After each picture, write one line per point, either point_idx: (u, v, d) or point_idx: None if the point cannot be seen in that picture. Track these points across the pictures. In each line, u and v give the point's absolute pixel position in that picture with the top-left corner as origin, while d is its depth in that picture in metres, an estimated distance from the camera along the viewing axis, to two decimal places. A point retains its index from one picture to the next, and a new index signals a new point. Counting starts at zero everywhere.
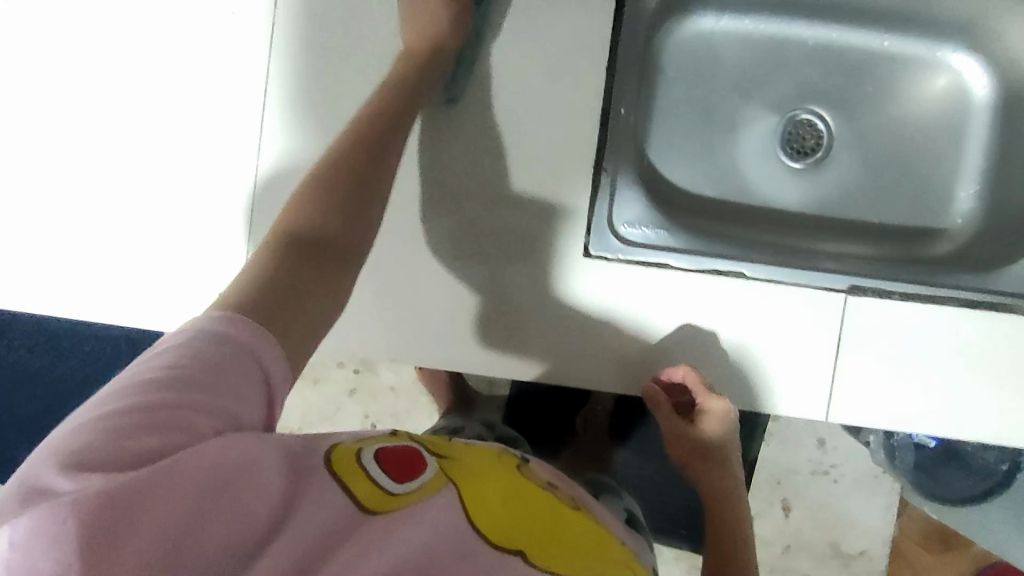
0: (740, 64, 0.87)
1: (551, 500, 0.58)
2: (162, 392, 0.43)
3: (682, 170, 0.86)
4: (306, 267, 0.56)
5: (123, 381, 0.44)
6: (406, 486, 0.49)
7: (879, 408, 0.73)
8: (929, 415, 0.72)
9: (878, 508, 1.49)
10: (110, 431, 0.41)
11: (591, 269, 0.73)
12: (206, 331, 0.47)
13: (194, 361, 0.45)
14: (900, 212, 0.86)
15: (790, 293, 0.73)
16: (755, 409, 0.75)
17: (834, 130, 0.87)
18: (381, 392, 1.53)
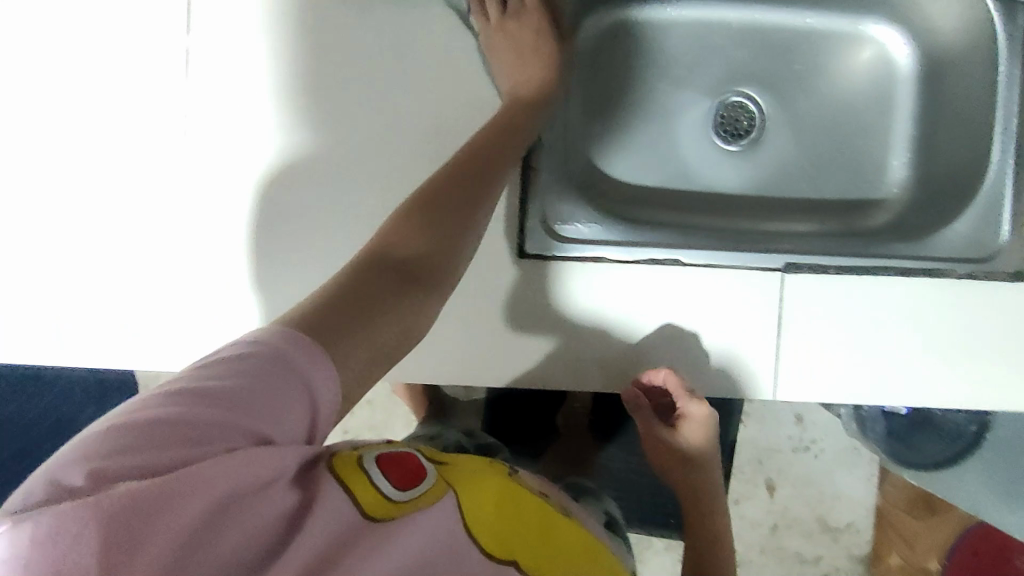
0: (668, 53, 0.87)
1: (536, 505, 0.62)
2: (199, 404, 0.43)
3: (620, 162, 0.86)
4: (377, 286, 0.54)
5: (165, 389, 0.44)
6: (405, 493, 0.51)
7: (830, 384, 0.73)
8: (880, 387, 0.73)
9: (860, 479, 1.50)
10: (134, 436, 0.41)
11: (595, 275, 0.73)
12: (256, 345, 0.46)
13: (235, 373, 0.45)
14: (838, 186, 0.86)
15: (726, 276, 0.73)
16: (706, 393, 0.75)
17: (766, 109, 0.87)
18: (357, 408, 1.54)
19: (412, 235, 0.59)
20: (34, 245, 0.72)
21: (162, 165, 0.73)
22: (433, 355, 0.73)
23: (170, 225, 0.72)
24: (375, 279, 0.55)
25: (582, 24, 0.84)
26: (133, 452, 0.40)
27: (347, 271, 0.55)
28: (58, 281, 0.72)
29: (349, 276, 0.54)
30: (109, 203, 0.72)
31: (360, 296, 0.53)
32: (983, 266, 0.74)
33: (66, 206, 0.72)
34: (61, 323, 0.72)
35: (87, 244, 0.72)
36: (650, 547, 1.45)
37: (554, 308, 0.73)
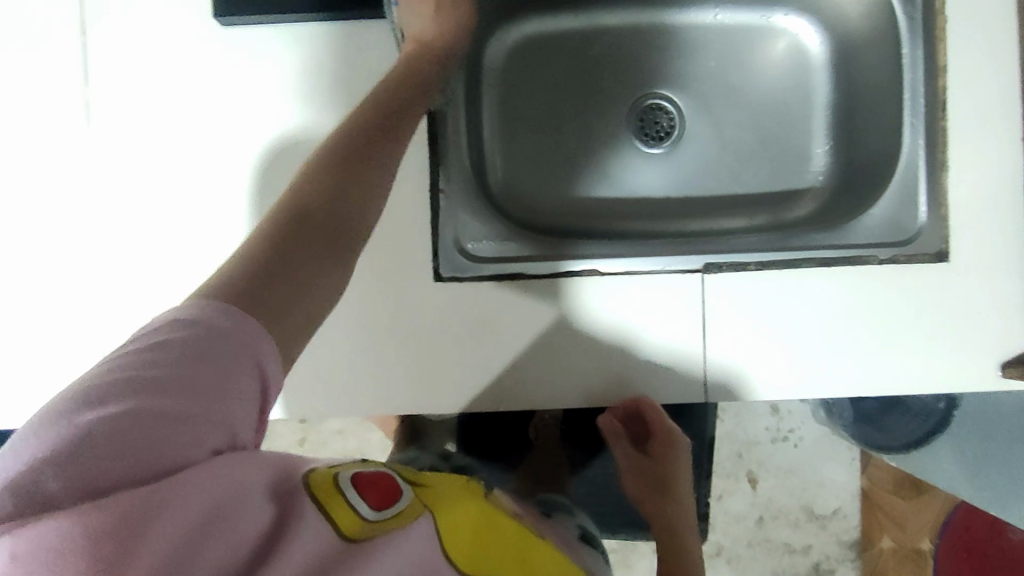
0: (582, 61, 0.87)
1: (507, 527, 0.61)
2: (157, 400, 0.41)
3: (542, 175, 0.86)
4: (305, 240, 0.52)
5: (113, 381, 0.41)
6: (382, 513, 0.49)
7: (765, 379, 0.73)
8: (817, 377, 0.73)
9: (842, 463, 1.49)
10: (92, 440, 0.39)
11: (591, 287, 0.73)
12: (196, 321, 0.44)
13: (182, 356, 0.43)
14: (763, 179, 0.86)
15: (643, 282, 0.73)
16: (645, 399, 0.74)
17: (684, 109, 0.88)
18: (331, 437, 1.52)
19: (337, 183, 0.56)
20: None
21: (99, 228, 0.77)
22: (373, 390, 0.74)
23: (112, 284, 0.76)
24: (307, 233, 0.53)
25: (492, 40, 0.85)
26: (91, 459, 0.38)
27: (270, 220, 0.53)
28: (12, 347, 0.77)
29: (280, 230, 0.52)
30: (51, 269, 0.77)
31: (291, 248, 0.51)
32: (904, 248, 0.73)
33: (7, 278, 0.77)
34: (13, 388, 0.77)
35: (35, 308, 0.77)
36: (635, 551, 1.45)
37: (475, 328, 0.74)
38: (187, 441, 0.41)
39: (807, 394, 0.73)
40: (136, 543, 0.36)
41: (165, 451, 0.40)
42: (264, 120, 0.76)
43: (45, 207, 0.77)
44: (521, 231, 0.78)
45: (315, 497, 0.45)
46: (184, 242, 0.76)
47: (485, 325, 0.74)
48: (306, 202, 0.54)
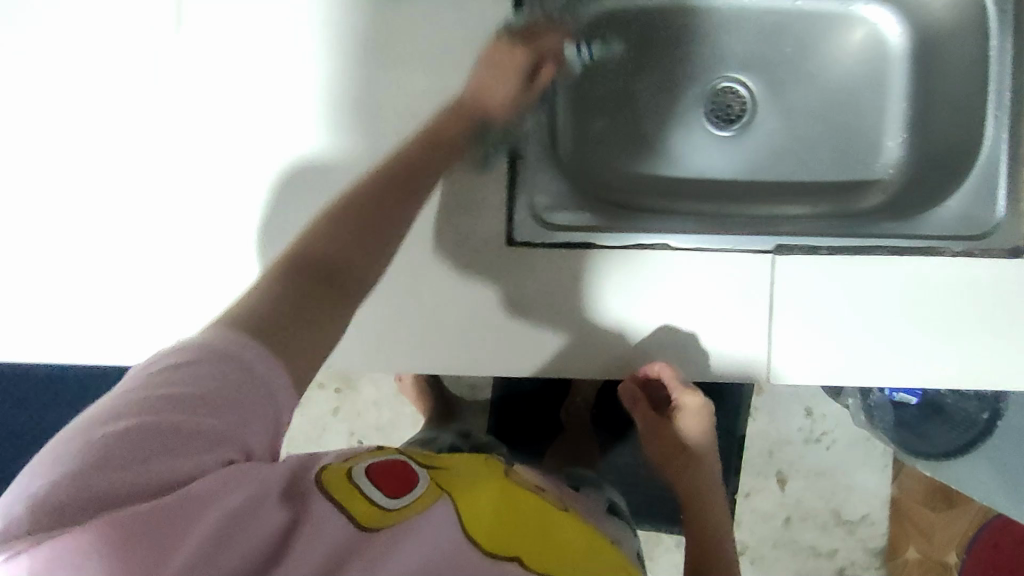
0: (659, 41, 0.87)
1: (538, 503, 0.61)
2: (168, 418, 0.42)
3: (610, 151, 0.86)
4: (307, 295, 0.52)
5: (127, 401, 0.43)
6: (399, 500, 0.49)
7: (827, 365, 0.72)
8: (880, 366, 0.72)
9: (875, 470, 1.48)
10: (105, 457, 0.40)
11: (660, 261, 0.73)
12: (208, 345, 0.46)
13: (192, 377, 0.44)
14: (832, 169, 0.86)
15: (715, 259, 0.73)
16: (711, 378, 0.74)
17: (756, 93, 0.88)
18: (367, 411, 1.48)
19: (349, 244, 0.56)
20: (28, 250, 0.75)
21: (164, 170, 0.75)
22: (433, 349, 0.74)
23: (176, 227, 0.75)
24: (303, 293, 0.52)
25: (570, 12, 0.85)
26: (104, 477, 0.40)
27: (262, 285, 0.51)
28: (63, 284, 0.74)
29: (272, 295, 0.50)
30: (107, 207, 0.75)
31: (292, 315, 0.50)
32: (978, 243, 0.73)
33: (61, 214, 0.75)
34: (65, 327, 0.74)
35: (91, 247, 0.75)
36: (660, 541, 1.44)
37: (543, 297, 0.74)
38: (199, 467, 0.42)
39: (867, 381, 0.72)
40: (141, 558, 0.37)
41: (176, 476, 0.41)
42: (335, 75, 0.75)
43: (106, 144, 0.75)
44: (591, 204, 0.79)
45: (328, 493, 0.46)
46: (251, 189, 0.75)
47: (554, 290, 0.74)
48: (315, 251, 0.54)
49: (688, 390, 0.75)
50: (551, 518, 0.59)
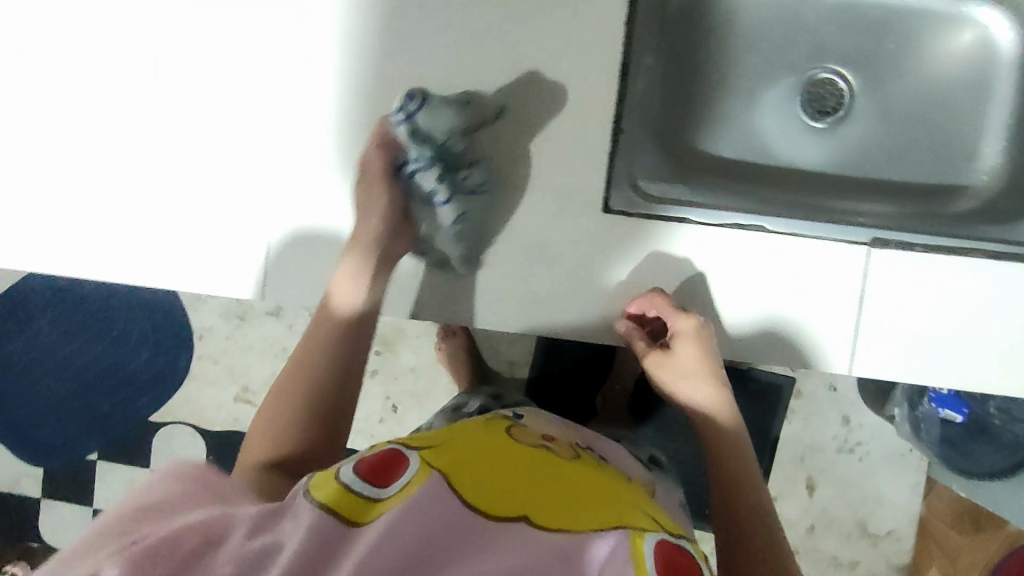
0: (762, 25, 0.85)
1: (551, 463, 0.61)
2: (133, 520, 0.49)
3: (702, 131, 0.86)
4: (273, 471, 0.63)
5: (97, 524, 0.49)
6: (387, 490, 0.50)
7: (901, 361, 0.74)
8: (950, 368, 0.73)
9: (906, 485, 1.38)
10: (84, 548, 0.45)
11: (752, 241, 0.73)
12: (155, 480, 0.54)
13: (150, 496, 0.52)
14: (923, 170, 0.85)
15: (810, 245, 0.73)
16: (798, 366, 0.75)
17: (854, 88, 0.87)
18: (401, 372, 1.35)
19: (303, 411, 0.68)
20: (128, 176, 0.77)
21: (265, 106, 0.76)
22: (527, 302, 0.77)
23: (290, 151, 0.76)
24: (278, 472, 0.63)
25: None
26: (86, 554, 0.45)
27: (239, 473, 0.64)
28: (165, 211, 0.78)
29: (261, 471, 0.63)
30: (208, 139, 0.77)
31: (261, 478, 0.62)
32: None
33: (162, 143, 0.77)
34: (161, 252, 0.79)
35: (208, 165, 0.77)
36: None
37: (629, 266, 0.75)
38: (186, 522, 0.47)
39: (935, 382, 0.74)
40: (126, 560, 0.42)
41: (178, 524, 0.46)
42: (439, 21, 0.74)
43: (208, 73, 0.76)
44: (686, 176, 0.82)
45: (313, 496, 0.48)
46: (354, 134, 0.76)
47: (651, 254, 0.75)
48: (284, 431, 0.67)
49: (683, 313, 0.73)
50: (566, 473, 0.60)
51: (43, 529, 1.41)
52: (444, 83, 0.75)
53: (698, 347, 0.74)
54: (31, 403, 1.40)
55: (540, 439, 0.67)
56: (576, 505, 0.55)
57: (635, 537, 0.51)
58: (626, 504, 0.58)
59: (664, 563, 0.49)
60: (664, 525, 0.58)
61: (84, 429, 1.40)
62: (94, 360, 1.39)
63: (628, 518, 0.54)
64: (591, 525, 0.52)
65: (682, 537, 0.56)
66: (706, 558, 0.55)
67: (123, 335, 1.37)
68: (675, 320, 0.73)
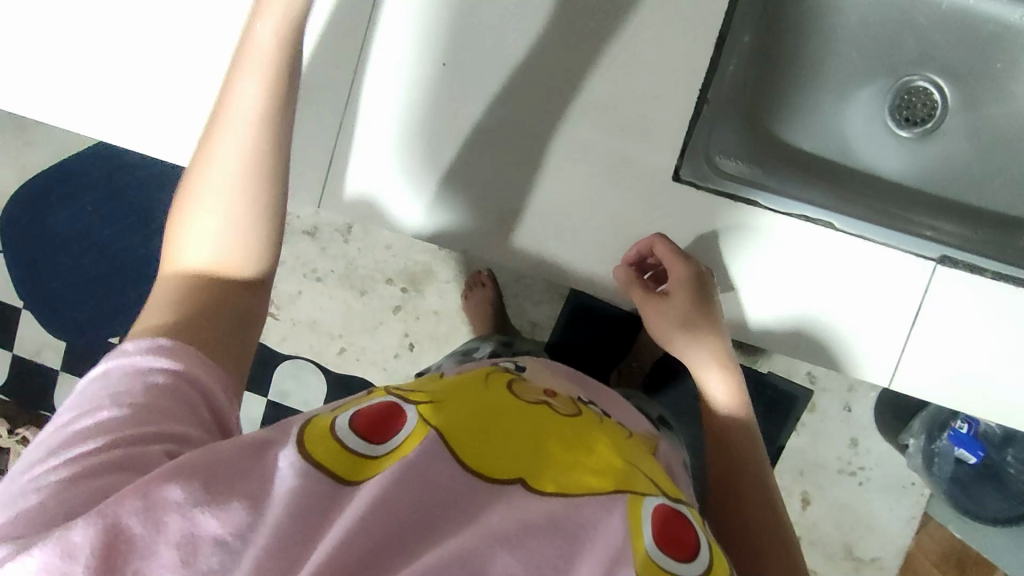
0: (865, 19, 0.82)
1: (550, 414, 0.59)
2: (109, 443, 0.44)
3: (785, 118, 0.83)
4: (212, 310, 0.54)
5: (67, 446, 0.44)
6: (377, 452, 0.49)
7: (934, 381, 0.72)
8: (986, 398, 0.72)
9: (899, 517, 1.34)
10: (61, 492, 0.42)
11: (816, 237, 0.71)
12: (124, 384, 0.47)
13: (123, 409, 0.46)
14: (1002, 198, 0.82)
15: (876, 251, 0.71)
16: (838, 369, 0.74)
17: (948, 100, 0.84)
18: (423, 314, 1.36)
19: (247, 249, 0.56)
20: (206, 60, 0.78)
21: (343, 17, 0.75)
22: (573, 260, 0.76)
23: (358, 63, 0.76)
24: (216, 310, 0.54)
25: None
26: (71, 499, 0.42)
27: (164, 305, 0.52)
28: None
29: (202, 326, 0.52)
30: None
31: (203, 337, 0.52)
32: None
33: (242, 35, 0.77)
34: None
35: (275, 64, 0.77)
36: None
37: (661, 232, 0.74)
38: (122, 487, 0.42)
39: (963, 409, 0.73)
40: (89, 553, 0.39)
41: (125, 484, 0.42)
42: None
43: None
44: (764, 160, 0.80)
45: (305, 453, 0.46)
46: (429, 57, 0.74)
47: (707, 231, 0.73)
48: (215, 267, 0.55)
49: (679, 260, 0.71)
50: (568, 427, 0.58)
51: (54, 398, 1.46)
52: (534, 19, 0.73)
53: (694, 293, 0.71)
54: (64, 277, 1.43)
55: (541, 394, 0.65)
56: (567, 463, 0.53)
57: (634, 502, 0.50)
58: (620, 459, 0.55)
59: (660, 531, 0.48)
60: (663, 487, 0.56)
61: (110, 312, 1.43)
62: (128, 246, 1.41)
63: (626, 477, 0.53)
64: (591, 487, 0.51)
65: (680, 502, 0.54)
66: (703, 523, 0.53)
67: (160, 228, 1.39)
68: (672, 267, 0.71)
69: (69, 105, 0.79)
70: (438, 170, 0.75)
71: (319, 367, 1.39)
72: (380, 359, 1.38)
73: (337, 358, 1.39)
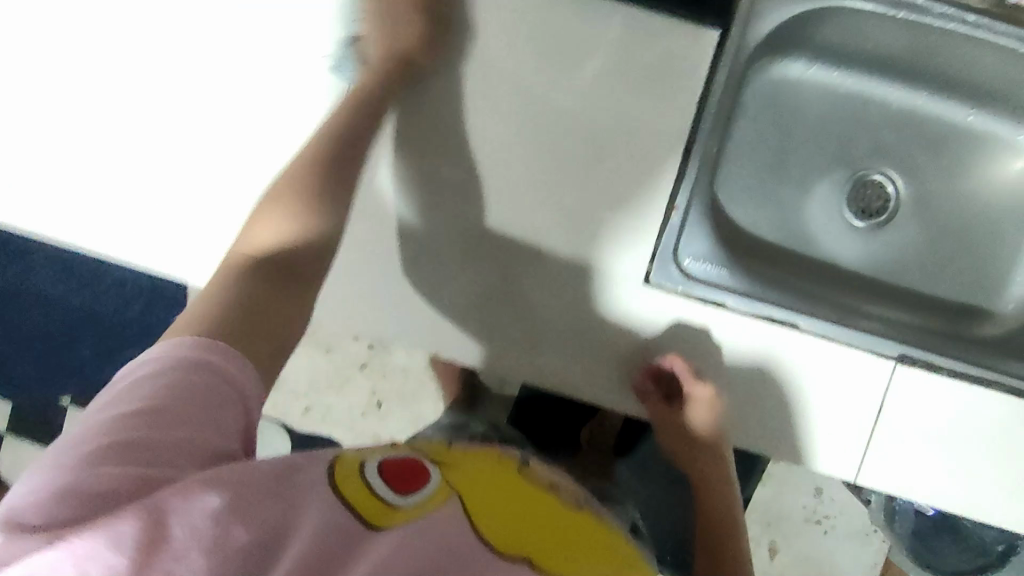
0: (822, 117, 0.87)
1: (560, 505, 0.57)
2: (140, 433, 0.44)
3: (750, 211, 0.86)
4: (266, 288, 0.58)
5: (100, 429, 0.44)
6: (407, 501, 0.47)
7: (897, 478, 0.75)
8: (945, 484, 0.74)
9: (864, 564, 1.36)
10: (91, 488, 0.41)
11: (781, 341, 0.73)
12: (161, 372, 0.47)
13: (160, 407, 0.45)
14: (954, 285, 0.86)
15: (841, 353, 0.74)
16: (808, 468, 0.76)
17: (902, 194, 0.88)
18: (392, 371, 1.35)
19: (303, 247, 0.63)
20: (160, 151, 0.76)
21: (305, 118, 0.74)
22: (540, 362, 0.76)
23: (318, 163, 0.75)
24: (269, 295, 0.58)
25: (752, 67, 0.83)
26: (105, 494, 0.41)
27: (228, 279, 0.58)
28: (191, 199, 0.76)
29: (250, 290, 0.57)
30: (262, 137, 0.75)
31: (251, 307, 0.56)
32: None
33: (212, 133, 0.76)
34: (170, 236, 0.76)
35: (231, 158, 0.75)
36: None
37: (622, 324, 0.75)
38: (158, 484, 0.42)
39: (925, 502, 0.75)
40: (134, 547, 0.39)
41: (159, 480, 0.43)
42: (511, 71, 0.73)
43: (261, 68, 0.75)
44: (734, 261, 0.81)
45: (337, 492, 0.45)
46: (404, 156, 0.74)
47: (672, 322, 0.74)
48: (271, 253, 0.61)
49: (701, 382, 0.74)
50: (576, 525, 0.56)
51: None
52: (512, 113, 0.74)
53: (712, 415, 0.76)
54: (13, 338, 1.37)
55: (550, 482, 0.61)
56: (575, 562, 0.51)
57: None
58: None
59: None
60: None
61: (60, 375, 1.37)
62: (81, 306, 1.36)
63: None
64: None
65: None
66: None
67: (117, 289, 1.35)
68: (692, 390, 0.75)
69: (25, 198, 0.76)
70: (414, 260, 0.75)
71: (284, 429, 1.36)
72: (347, 417, 1.35)
73: (303, 417, 1.36)
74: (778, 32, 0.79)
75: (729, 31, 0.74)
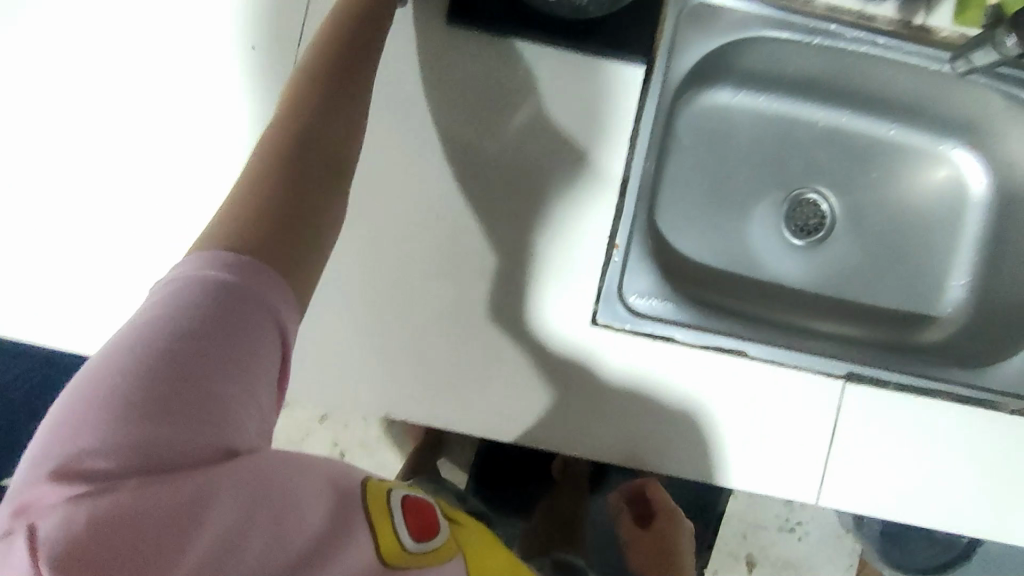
0: (754, 140, 0.88)
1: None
2: (183, 372, 0.39)
3: (691, 238, 0.87)
4: (295, 188, 0.49)
5: (137, 353, 0.38)
6: (419, 547, 0.48)
7: (856, 497, 0.75)
8: (904, 500, 0.75)
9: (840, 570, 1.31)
10: (132, 435, 0.37)
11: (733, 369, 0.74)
12: (201, 294, 0.41)
13: (202, 343, 0.40)
14: (894, 294, 0.88)
15: (790, 376, 0.75)
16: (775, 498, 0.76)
17: (836, 211, 0.90)
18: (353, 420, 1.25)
19: (325, 120, 0.54)
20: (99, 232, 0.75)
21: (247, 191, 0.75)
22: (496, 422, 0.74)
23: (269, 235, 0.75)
24: (298, 191, 0.49)
25: (680, 99, 0.85)
26: (146, 448, 0.37)
27: (251, 179, 0.49)
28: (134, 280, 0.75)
29: (276, 195, 0.48)
30: (197, 207, 0.75)
31: (278, 216, 0.47)
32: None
33: (145, 206, 0.75)
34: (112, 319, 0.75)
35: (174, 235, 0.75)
36: None
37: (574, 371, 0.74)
38: (207, 441, 0.39)
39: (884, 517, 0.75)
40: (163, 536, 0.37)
41: (205, 436, 0.39)
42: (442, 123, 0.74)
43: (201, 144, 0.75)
44: (681, 293, 0.80)
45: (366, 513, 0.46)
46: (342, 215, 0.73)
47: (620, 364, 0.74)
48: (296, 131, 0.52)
49: None
50: None
51: None
52: (449, 163, 0.74)
53: None
54: None
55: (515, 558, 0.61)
56: None
57: None
58: None
59: None
60: None
61: None
62: None
63: None
64: None
65: None
66: None
67: None
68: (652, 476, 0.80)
69: None
70: (358, 321, 0.74)
71: None
72: None
73: None
74: (701, 65, 0.81)
75: (653, 67, 0.75)
